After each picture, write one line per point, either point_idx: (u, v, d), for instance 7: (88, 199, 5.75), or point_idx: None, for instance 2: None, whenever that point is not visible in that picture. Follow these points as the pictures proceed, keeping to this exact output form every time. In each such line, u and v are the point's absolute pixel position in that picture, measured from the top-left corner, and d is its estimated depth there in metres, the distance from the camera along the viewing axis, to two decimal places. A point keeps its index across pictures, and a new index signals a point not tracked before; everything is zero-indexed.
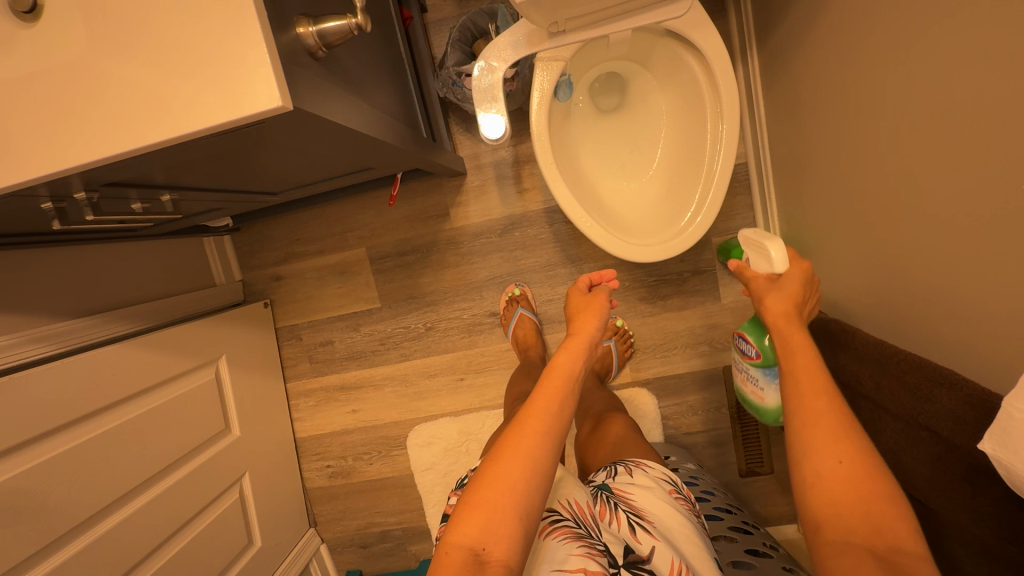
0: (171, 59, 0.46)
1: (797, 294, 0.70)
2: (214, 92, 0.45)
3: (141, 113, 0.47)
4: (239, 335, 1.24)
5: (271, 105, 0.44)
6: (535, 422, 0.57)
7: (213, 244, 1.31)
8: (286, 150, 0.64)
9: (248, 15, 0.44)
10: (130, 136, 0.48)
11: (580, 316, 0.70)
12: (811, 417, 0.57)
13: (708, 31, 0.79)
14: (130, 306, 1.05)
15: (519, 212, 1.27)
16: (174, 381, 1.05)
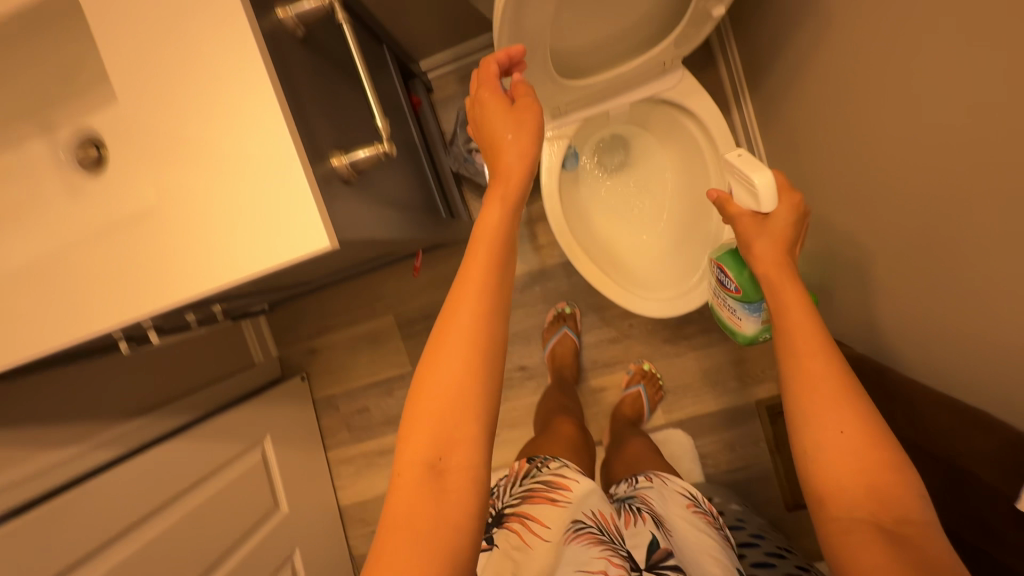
0: (228, 213, 0.52)
1: (786, 236, 0.63)
2: (269, 239, 0.50)
3: (204, 263, 0.53)
4: (280, 412, 1.29)
5: (322, 247, 0.49)
6: (468, 306, 0.46)
7: (251, 326, 1.38)
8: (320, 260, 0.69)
9: (298, 175, 0.50)
10: (195, 283, 0.53)
11: (492, 136, 0.52)
12: (809, 381, 0.52)
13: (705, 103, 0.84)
14: (181, 400, 1.11)
15: (537, 267, 1.32)
16: (225, 467, 1.10)
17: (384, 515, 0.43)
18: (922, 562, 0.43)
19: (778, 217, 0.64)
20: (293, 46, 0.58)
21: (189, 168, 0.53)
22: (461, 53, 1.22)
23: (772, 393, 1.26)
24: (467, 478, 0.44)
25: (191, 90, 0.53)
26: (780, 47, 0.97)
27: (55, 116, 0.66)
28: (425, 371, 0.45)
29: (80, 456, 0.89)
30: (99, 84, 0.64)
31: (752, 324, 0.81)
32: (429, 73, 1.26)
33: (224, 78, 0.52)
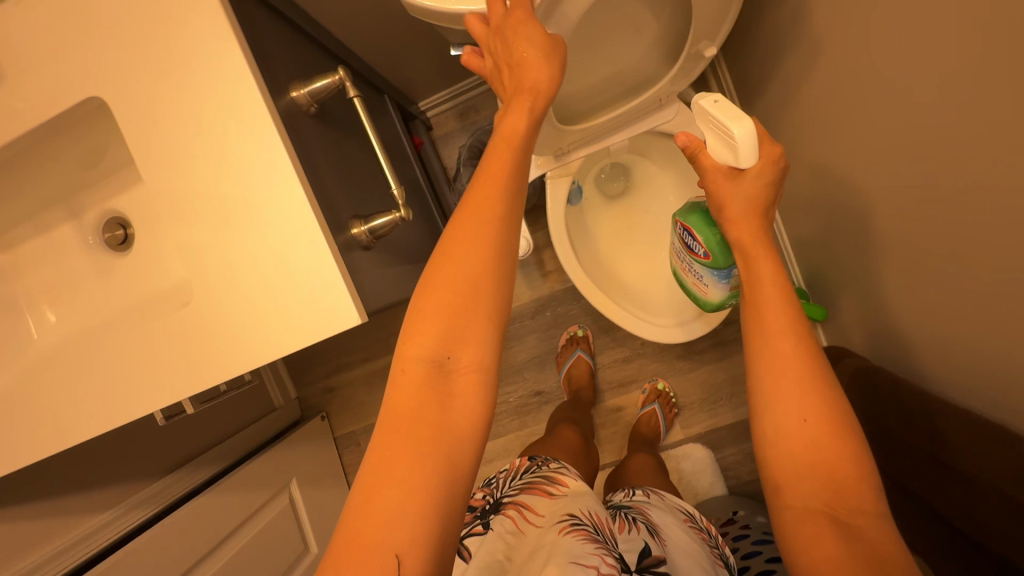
0: (257, 295, 0.54)
1: (760, 198, 0.60)
2: (299, 318, 0.52)
3: (235, 343, 0.55)
4: (304, 454, 1.31)
5: (352, 323, 0.51)
6: (482, 213, 0.46)
7: (269, 370, 1.40)
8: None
9: (326, 257, 0.52)
10: (229, 363, 0.55)
11: (512, 53, 0.51)
12: (777, 363, 0.53)
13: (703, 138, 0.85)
14: (207, 452, 1.13)
15: (546, 293, 1.34)
16: (256, 515, 1.11)
17: (385, 412, 0.44)
18: (871, 553, 0.45)
19: (754, 175, 0.59)
20: (308, 122, 0.61)
21: (216, 251, 0.55)
22: (458, 91, 1.25)
23: None
24: (475, 380, 0.44)
25: (213, 177, 0.55)
26: (773, 69, 1.00)
27: (85, 199, 0.69)
28: (432, 280, 0.45)
29: (118, 517, 0.92)
30: (128, 168, 0.67)
31: (718, 291, 0.82)
32: (429, 112, 1.29)
33: (244, 164, 0.54)
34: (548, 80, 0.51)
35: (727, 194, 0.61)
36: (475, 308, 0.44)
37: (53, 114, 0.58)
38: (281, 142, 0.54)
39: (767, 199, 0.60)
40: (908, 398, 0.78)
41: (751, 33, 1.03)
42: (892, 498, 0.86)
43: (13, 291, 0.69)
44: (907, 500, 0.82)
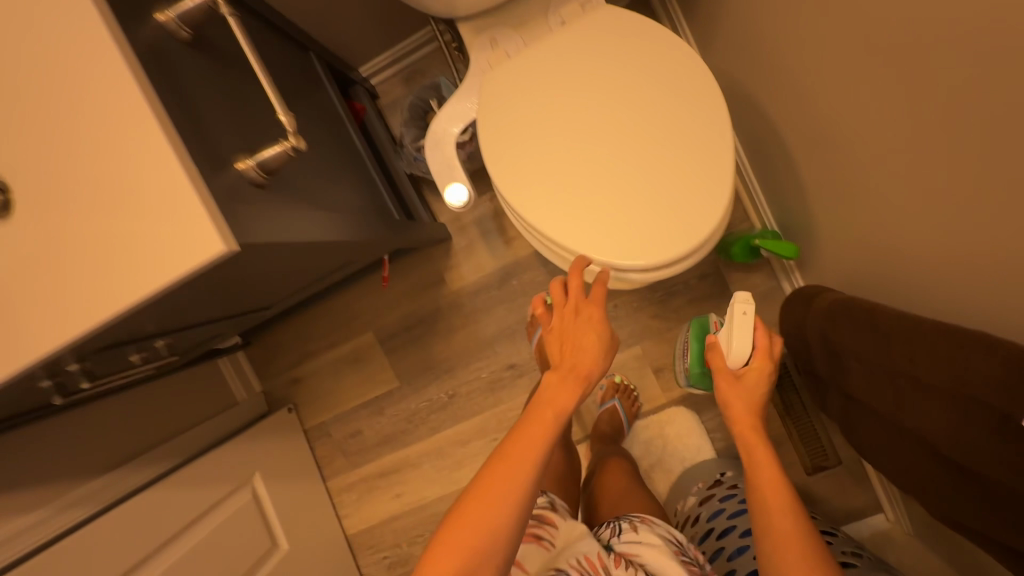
0: (114, 234, 0.48)
1: (756, 400, 0.78)
2: (161, 252, 0.46)
3: (95, 292, 0.49)
4: (270, 446, 1.25)
5: (216, 251, 0.45)
6: (521, 462, 0.53)
7: (229, 363, 1.34)
8: (247, 274, 0.65)
9: (183, 181, 0.46)
10: (90, 313, 0.49)
11: (576, 340, 0.64)
12: (782, 547, 0.59)
13: (664, 54, 0.78)
14: (158, 448, 1.07)
15: (512, 260, 1.28)
16: (213, 511, 1.06)
17: None
18: None
19: (750, 380, 0.80)
20: (183, 51, 0.56)
21: (68, 191, 0.49)
22: (400, 54, 1.19)
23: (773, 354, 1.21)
24: None
25: (64, 108, 0.49)
26: None
27: None
28: (459, 512, 0.51)
29: (49, 520, 0.85)
30: None
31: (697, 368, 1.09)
32: (373, 79, 1.23)
33: (93, 88, 0.48)
34: (600, 361, 0.64)
35: (733, 395, 0.78)
36: (492, 546, 0.49)
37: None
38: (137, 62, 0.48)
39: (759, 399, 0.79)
40: (887, 322, 0.71)
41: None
42: (879, 436, 0.80)
43: None
44: (893, 436, 0.76)
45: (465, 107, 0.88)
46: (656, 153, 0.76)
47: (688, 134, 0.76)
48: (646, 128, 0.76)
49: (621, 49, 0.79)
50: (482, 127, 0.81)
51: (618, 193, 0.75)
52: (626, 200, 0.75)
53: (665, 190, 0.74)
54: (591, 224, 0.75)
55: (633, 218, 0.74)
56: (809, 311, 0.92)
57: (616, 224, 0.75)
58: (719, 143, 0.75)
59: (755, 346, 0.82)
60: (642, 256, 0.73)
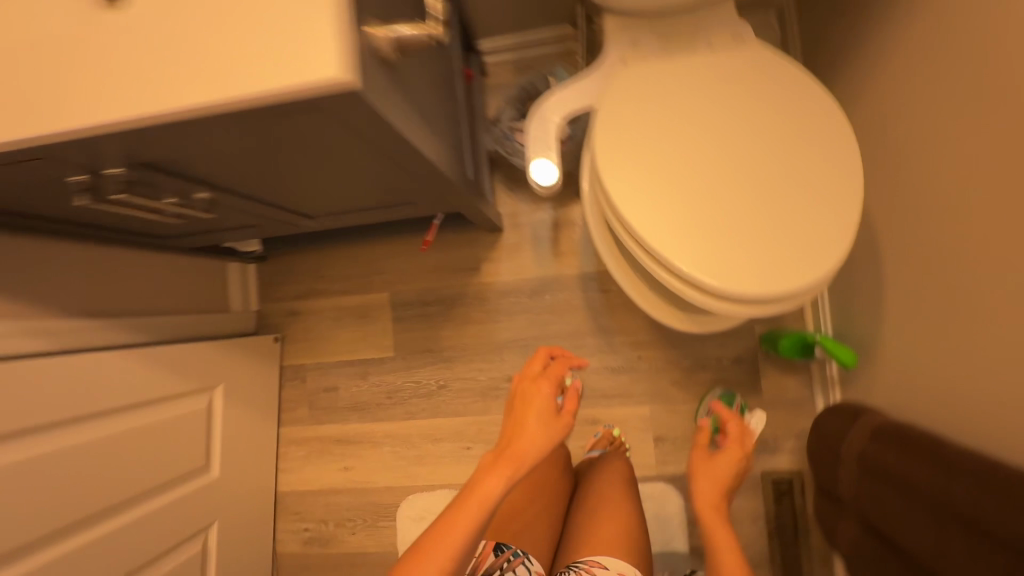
0: (226, 25, 0.45)
1: (723, 482, 0.84)
2: (271, 62, 0.44)
3: (184, 79, 0.46)
4: (242, 367, 1.18)
5: (332, 79, 0.43)
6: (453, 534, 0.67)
7: (237, 271, 1.29)
8: (294, 146, 0.57)
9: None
10: (169, 99, 0.46)
11: (524, 414, 0.78)
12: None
13: (824, 98, 0.73)
14: (137, 316, 1.00)
15: (553, 275, 1.23)
16: (158, 404, 0.98)
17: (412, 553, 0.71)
18: None
19: (722, 464, 0.86)
20: None
21: None
22: (524, 43, 1.20)
23: (782, 467, 1.12)
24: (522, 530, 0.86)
25: None
26: (873, 81, 0.91)
27: None
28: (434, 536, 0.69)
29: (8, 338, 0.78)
30: None
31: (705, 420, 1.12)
32: (487, 56, 1.22)
33: None
34: (538, 441, 0.75)
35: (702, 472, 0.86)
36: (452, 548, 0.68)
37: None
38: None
39: (728, 484, 0.84)
40: (957, 460, 0.64)
41: (852, 34, 0.93)
42: None
43: None
44: None
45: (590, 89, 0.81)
46: (776, 184, 0.68)
47: (816, 185, 0.68)
48: (781, 151, 0.70)
49: (775, 69, 0.74)
50: (604, 100, 0.76)
51: (733, 205, 0.67)
52: (721, 212, 0.68)
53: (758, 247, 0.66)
54: (672, 239, 0.67)
55: (727, 232, 0.66)
56: (851, 427, 0.85)
57: (696, 226, 0.67)
58: (852, 207, 0.67)
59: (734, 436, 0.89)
60: (711, 270, 0.65)
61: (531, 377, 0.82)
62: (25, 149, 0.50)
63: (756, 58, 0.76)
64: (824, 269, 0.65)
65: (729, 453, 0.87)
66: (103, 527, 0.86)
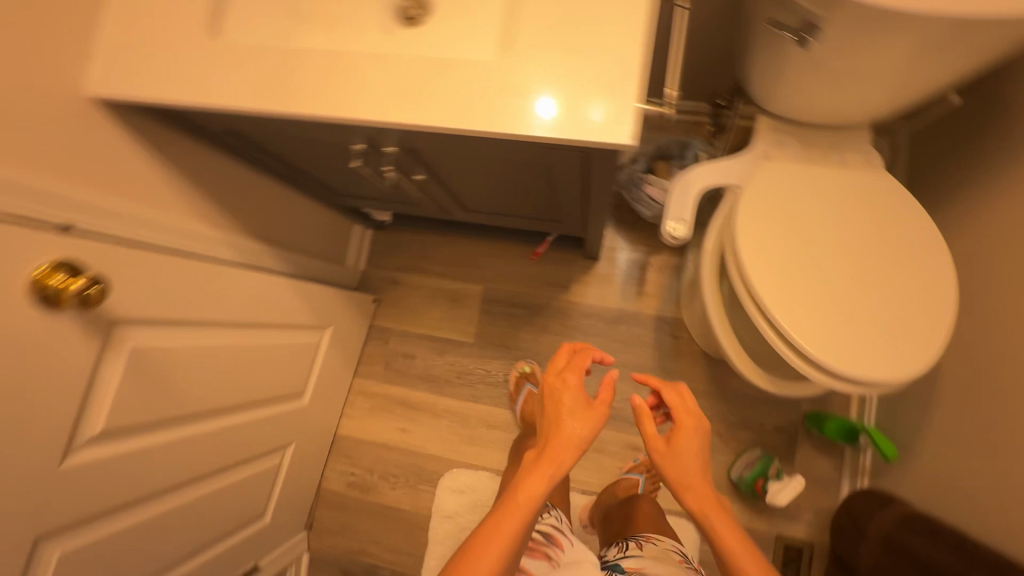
0: (544, 78, 0.59)
1: (693, 471, 0.70)
2: (576, 117, 0.58)
3: (500, 109, 0.60)
4: (347, 317, 1.33)
5: (625, 143, 0.56)
6: (497, 547, 0.65)
7: (358, 233, 1.45)
8: (523, 163, 0.72)
9: (631, 82, 0.57)
10: (484, 121, 0.60)
11: (556, 414, 0.75)
12: None
13: (927, 227, 0.84)
14: (292, 251, 1.16)
15: (632, 310, 1.37)
16: (296, 329, 1.12)
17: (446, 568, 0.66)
18: None
19: (687, 445, 0.71)
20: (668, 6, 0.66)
21: (533, 30, 0.61)
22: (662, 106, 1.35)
23: (796, 536, 1.23)
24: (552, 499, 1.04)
25: None
26: (972, 223, 1.03)
27: None
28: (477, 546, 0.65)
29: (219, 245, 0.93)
30: None
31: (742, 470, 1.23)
32: None
33: None
34: (580, 437, 0.72)
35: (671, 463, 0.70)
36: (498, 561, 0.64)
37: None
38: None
39: (700, 470, 0.70)
40: (980, 560, 0.75)
41: (962, 178, 1.07)
42: None
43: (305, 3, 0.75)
44: None
45: (731, 170, 0.95)
46: (878, 287, 0.80)
47: (913, 300, 0.79)
48: (891, 262, 0.82)
49: (895, 195, 0.87)
50: (745, 185, 0.90)
51: (840, 301, 0.79)
52: (825, 292, 0.80)
53: (846, 330, 0.77)
54: (780, 299, 0.79)
55: (824, 309, 0.78)
56: (881, 512, 0.96)
57: (800, 295, 0.79)
58: (938, 328, 0.78)
59: (681, 405, 0.75)
60: (803, 333, 0.77)
61: (558, 371, 0.81)
62: (352, 123, 0.65)
63: (872, 182, 0.89)
64: (915, 374, 0.75)
65: (682, 446, 0.71)
66: (240, 417, 1.00)
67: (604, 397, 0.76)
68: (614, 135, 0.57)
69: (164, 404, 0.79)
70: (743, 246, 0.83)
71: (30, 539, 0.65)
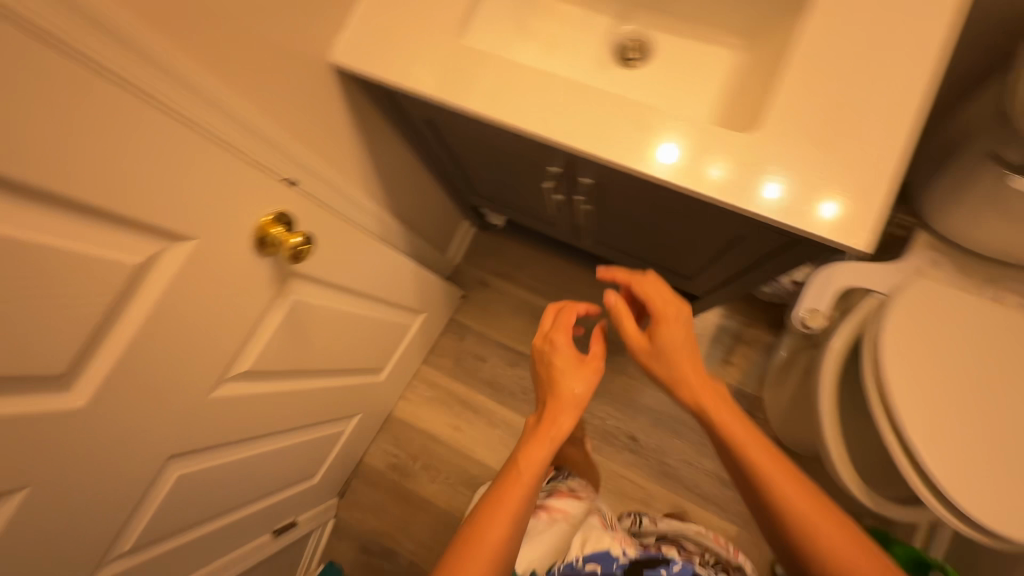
0: (784, 160, 0.60)
1: (682, 355, 0.63)
2: (810, 208, 0.58)
3: (730, 178, 0.60)
4: (438, 306, 1.36)
5: (857, 246, 0.56)
6: (506, 508, 0.61)
7: (464, 229, 1.49)
8: (717, 223, 0.72)
9: (878, 190, 0.57)
10: (712, 185, 0.61)
11: (555, 375, 0.77)
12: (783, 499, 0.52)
13: None
14: (415, 233, 1.19)
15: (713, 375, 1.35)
16: (402, 310, 1.15)
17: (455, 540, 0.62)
18: None
19: (672, 336, 0.65)
20: None
21: (782, 109, 0.61)
22: None
23: None
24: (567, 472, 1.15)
25: (833, 68, 0.61)
26: None
27: (642, 7, 0.78)
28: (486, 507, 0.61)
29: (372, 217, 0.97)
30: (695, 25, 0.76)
31: None
32: None
33: (865, 85, 0.60)
34: (576, 390, 0.73)
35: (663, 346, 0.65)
36: (511, 522, 0.60)
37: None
38: (931, 96, 0.60)
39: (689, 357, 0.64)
40: None
41: None
42: None
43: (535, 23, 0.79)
44: None
45: (876, 276, 0.93)
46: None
47: None
48: None
49: None
50: (896, 298, 0.89)
51: (977, 438, 0.78)
52: (964, 425, 0.80)
53: (981, 470, 0.77)
54: (913, 421, 0.81)
55: (960, 443, 0.79)
56: None
57: (935, 423, 0.80)
58: None
59: (666, 292, 0.69)
60: (933, 462, 0.78)
61: (546, 335, 0.83)
62: (571, 150, 0.67)
63: None
64: None
65: (671, 350, 0.64)
66: (334, 383, 1.03)
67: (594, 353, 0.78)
68: (732, 197, 0.60)
69: (294, 358, 0.83)
70: (885, 359, 0.85)
71: (164, 459, 0.68)
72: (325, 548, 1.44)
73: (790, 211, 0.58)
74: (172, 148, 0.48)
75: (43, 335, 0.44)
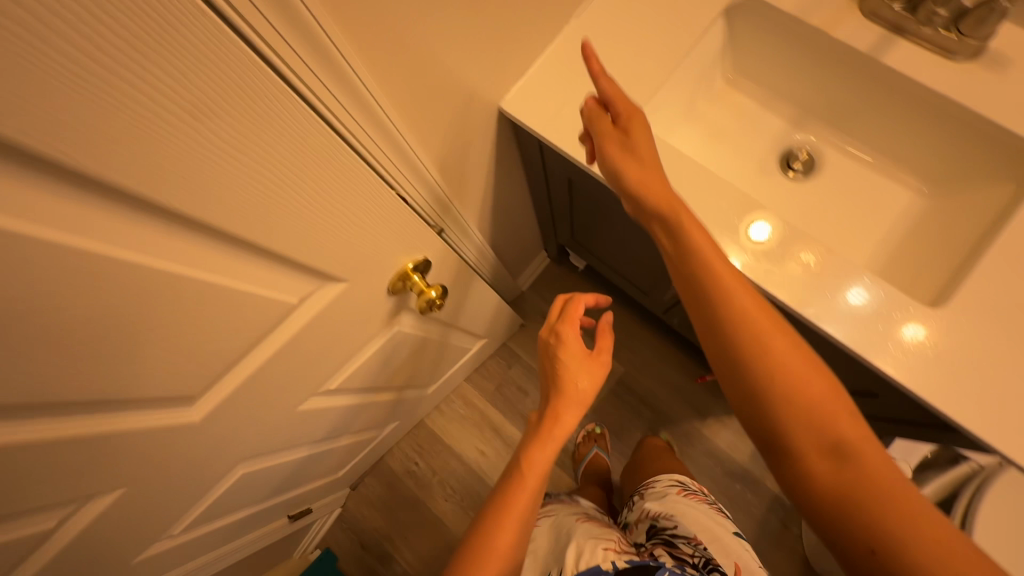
0: (970, 346, 0.54)
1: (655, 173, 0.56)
2: (990, 408, 0.52)
3: (903, 351, 0.55)
4: (498, 333, 1.35)
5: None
6: (512, 518, 0.61)
7: (541, 260, 1.48)
8: (852, 371, 0.67)
9: None
10: (878, 350, 0.55)
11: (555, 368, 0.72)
12: (795, 398, 0.49)
13: None
14: (502, 264, 1.17)
15: (756, 475, 1.30)
16: (470, 337, 1.13)
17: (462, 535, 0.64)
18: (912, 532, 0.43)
19: (645, 145, 0.57)
20: None
21: (974, 290, 0.56)
22: None
23: None
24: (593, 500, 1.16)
25: None
26: None
27: (821, 121, 0.74)
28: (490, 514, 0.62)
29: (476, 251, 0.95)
30: (873, 155, 0.72)
31: None
32: None
33: None
34: (580, 387, 0.69)
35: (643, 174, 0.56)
36: (519, 528, 0.61)
37: (973, 82, 0.60)
38: None
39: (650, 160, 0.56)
40: None
41: None
42: None
43: (702, 114, 0.76)
44: None
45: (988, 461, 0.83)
46: None
47: None
48: None
49: None
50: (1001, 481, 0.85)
51: None
52: None
53: None
54: None
55: None
56: None
57: None
58: None
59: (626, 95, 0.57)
60: None
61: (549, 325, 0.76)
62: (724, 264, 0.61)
63: None
64: None
65: (693, 236, 0.54)
66: (389, 396, 1.02)
67: (603, 345, 0.72)
68: (902, 370, 0.54)
69: (372, 377, 0.82)
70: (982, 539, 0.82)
71: (235, 461, 0.67)
72: (325, 534, 1.44)
73: (858, 321, 0.56)
74: (368, 202, 0.46)
75: (197, 364, 0.43)
